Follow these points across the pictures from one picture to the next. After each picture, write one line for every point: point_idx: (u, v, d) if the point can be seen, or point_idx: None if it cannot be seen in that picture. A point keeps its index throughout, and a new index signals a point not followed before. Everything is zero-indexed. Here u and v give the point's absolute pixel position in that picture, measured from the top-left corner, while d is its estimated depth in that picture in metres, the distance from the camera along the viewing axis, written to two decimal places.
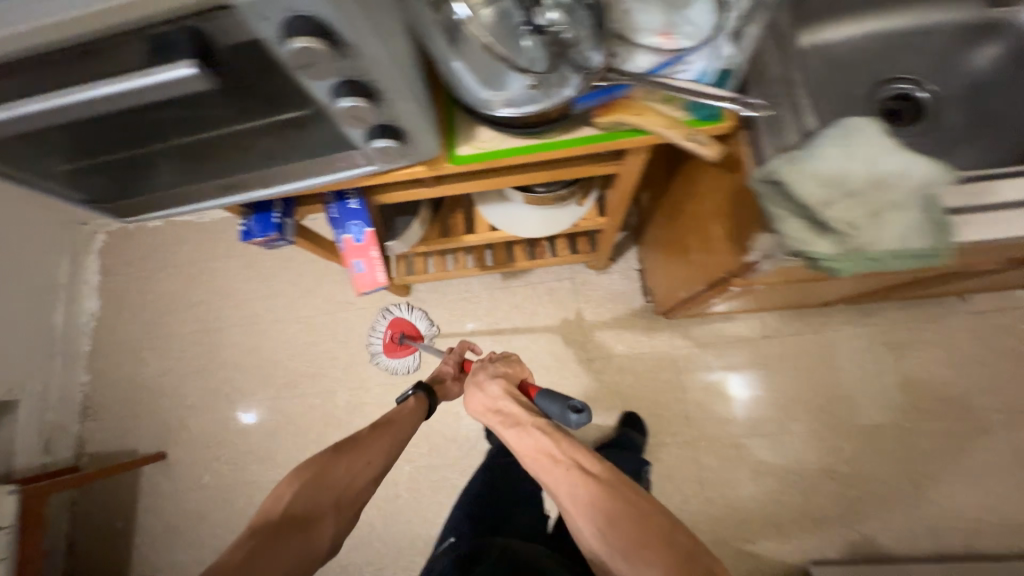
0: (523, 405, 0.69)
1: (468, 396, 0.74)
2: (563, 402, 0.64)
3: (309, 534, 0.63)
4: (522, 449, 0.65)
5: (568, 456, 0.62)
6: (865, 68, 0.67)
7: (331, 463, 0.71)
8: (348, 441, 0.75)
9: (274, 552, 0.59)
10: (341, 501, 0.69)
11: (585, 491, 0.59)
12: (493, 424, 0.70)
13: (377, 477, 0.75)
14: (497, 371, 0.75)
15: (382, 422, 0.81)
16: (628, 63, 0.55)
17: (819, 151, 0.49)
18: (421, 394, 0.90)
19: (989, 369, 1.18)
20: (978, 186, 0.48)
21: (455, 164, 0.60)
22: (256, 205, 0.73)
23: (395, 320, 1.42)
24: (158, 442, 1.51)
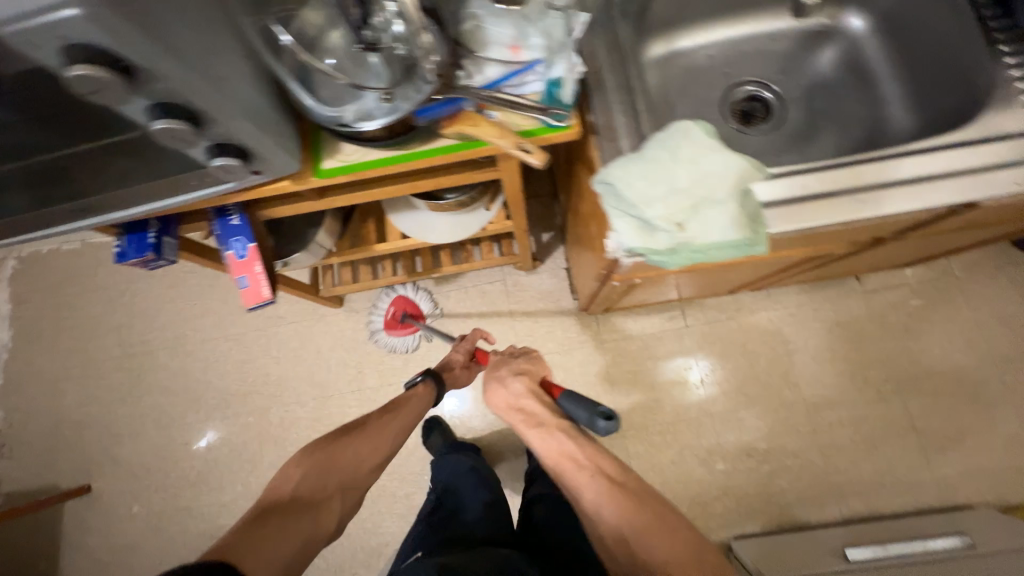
0: (546, 406, 0.71)
1: (489, 390, 0.76)
2: (590, 409, 0.68)
3: (316, 517, 0.62)
4: (544, 449, 0.67)
5: (592, 462, 0.64)
6: (719, 73, 0.73)
7: (340, 449, 0.70)
8: (358, 426, 0.75)
9: (281, 530, 0.58)
10: (345, 485, 0.67)
11: (607, 494, 0.60)
12: (514, 421, 0.72)
13: (379, 466, 0.73)
14: (519, 367, 0.77)
15: (394, 411, 0.80)
16: (477, 75, 0.56)
17: (648, 152, 0.53)
18: (429, 380, 0.88)
19: (883, 344, 1.27)
20: (783, 181, 0.53)
21: (319, 178, 0.59)
22: (130, 224, 0.68)
23: (398, 297, 1.38)
24: (83, 475, 1.44)
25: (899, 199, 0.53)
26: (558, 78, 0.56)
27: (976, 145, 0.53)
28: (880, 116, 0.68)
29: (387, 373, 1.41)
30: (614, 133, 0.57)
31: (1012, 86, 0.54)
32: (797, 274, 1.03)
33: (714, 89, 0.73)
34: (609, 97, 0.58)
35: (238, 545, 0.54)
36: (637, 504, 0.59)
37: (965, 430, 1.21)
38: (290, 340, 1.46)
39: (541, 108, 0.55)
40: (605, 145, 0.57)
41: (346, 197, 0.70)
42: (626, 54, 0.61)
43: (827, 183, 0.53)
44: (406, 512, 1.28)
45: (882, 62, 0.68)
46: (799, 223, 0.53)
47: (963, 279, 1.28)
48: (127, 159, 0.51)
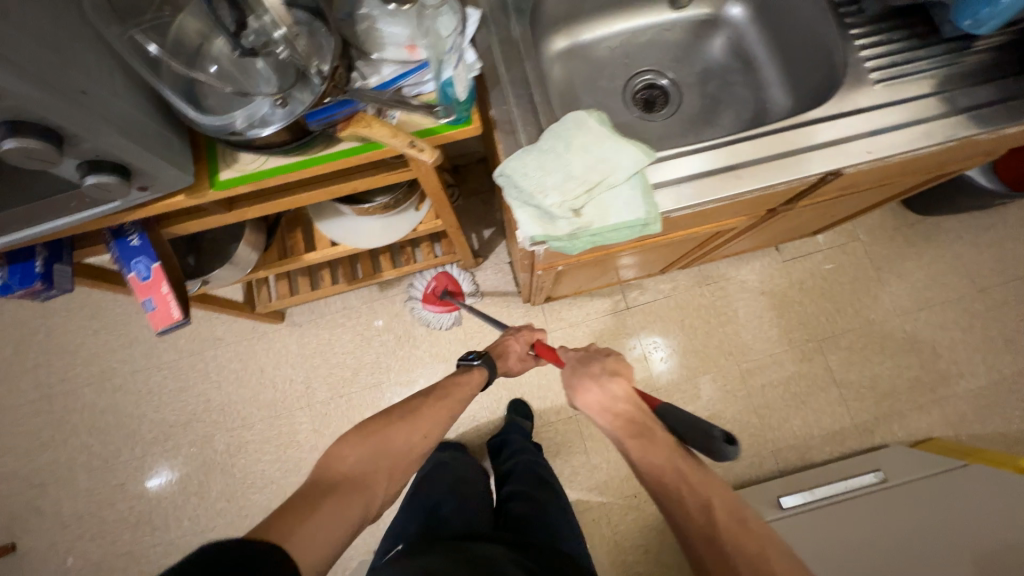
0: (645, 413, 0.65)
1: (580, 387, 0.69)
2: (705, 427, 0.59)
3: (364, 501, 0.59)
4: (645, 462, 0.59)
5: (705, 491, 0.56)
6: (619, 64, 0.76)
7: (389, 435, 0.66)
8: (410, 410, 0.70)
9: (329, 512, 0.55)
10: (396, 466, 0.65)
11: (721, 523, 0.53)
12: (606, 426, 0.66)
13: (428, 450, 0.70)
14: (611, 367, 0.71)
15: (447, 394, 0.76)
16: (373, 78, 0.56)
17: (545, 142, 0.55)
18: (484, 365, 0.83)
19: (804, 307, 1.38)
20: (671, 163, 0.57)
21: (218, 189, 0.57)
22: (12, 254, 0.63)
23: (442, 273, 1.31)
24: (4, 533, 1.32)
25: (779, 171, 0.58)
26: (450, 77, 0.55)
27: (838, 119, 0.59)
28: (762, 99, 0.74)
29: (337, 385, 1.38)
30: (513, 127, 0.58)
31: (863, 64, 0.60)
32: (718, 248, 1.10)
33: (615, 80, 0.76)
34: (506, 93, 0.59)
35: (292, 529, 0.52)
36: (753, 538, 0.52)
37: (879, 378, 1.33)
38: (230, 362, 1.39)
39: (427, 107, 0.55)
40: (506, 139, 0.58)
41: (258, 209, 0.69)
42: (522, 49, 0.62)
43: (713, 163, 0.57)
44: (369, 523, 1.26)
45: (761, 49, 0.74)
46: (691, 200, 0.56)
47: (866, 241, 1.41)
48: None
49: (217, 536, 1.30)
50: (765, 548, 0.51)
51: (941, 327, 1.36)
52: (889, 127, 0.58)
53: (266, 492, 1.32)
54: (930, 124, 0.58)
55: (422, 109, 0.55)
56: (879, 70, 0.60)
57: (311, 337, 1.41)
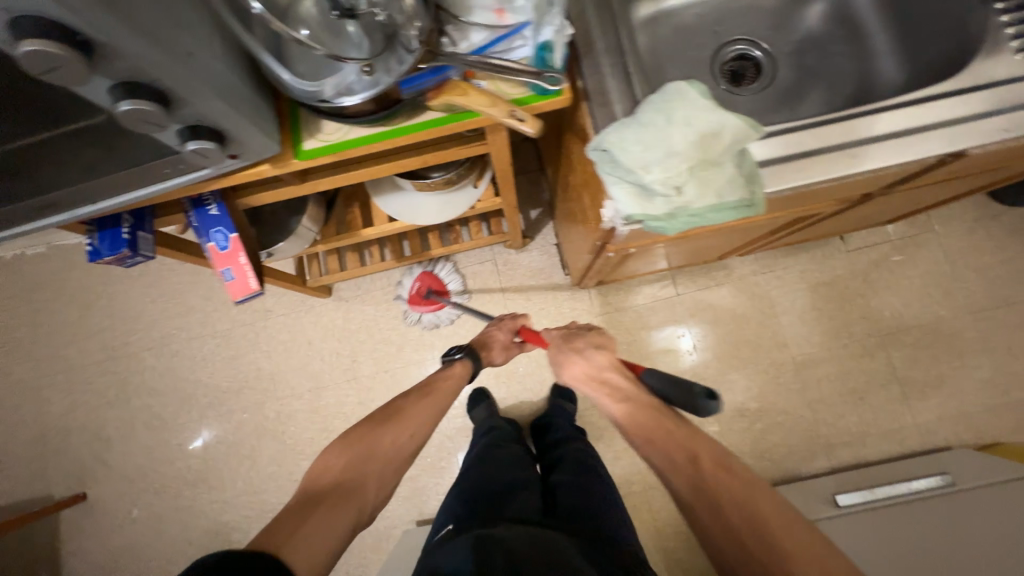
0: (629, 379, 0.65)
1: (566, 363, 0.71)
2: (683, 384, 0.59)
3: (358, 503, 0.62)
4: (629, 421, 0.60)
5: (689, 443, 0.56)
6: (708, 32, 0.71)
7: (376, 436, 0.68)
8: (394, 411, 0.72)
9: (324, 517, 0.57)
10: (385, 469, 0.66)
11: (707, 473, 0.53)
12: (594, 395, 0.66)
13: (416, 452, 0.72)
14: (595, 341, 0.71)
15: (431, 392, 0.77)
16: (462, 43, 0.54)
17: (642, 115, 0.51)
18: (467, 359, 0.86)
19: (867, 301, 1.31)
20: (779, 139, 0.53)
21: (302, 160, 0.56)
22: (100, 219, 0.64)
23: (424, 273, 1.35)
24: (76, 483, 1.41)
25: (894, 151, 0.53)
26: (548, 41, 0.53)
27: (966, 94, 0.53)
28: (869, 72, 0.67)
29: (381, 360, 1.40)
30: (607, 97, 0.55)
31: (1002, 30, 0.54)
32: (787, 235, 1.05)
33: (704, 50, 0.71)
34: (600, 60, 0.56)
35: (282, 533, 0.53)
36: (741, 485, 0.52)
37: (944, 378, 1.26)
38: (280, 333, 1.43)
39: (534, 71, 0.52)
40: (599, 111, 0.55)
41: (331, 181, 0.67)
42: (616, 12, 0.58)
43: (818, 140, 0.53)
44: (411, 494, 1.29)
45: (872, 16, 0.68)
46: (796, 181, 0.52)
47: (941, 232, 1.32)
48: (91, 149, 0.48)
49: (268, 497, 1.36)
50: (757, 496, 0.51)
51: (1018, 327, 1.27)
52: None
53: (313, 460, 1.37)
54: None
55: (534, 76, 0.52)
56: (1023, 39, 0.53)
57: (357, 312, 1.42)
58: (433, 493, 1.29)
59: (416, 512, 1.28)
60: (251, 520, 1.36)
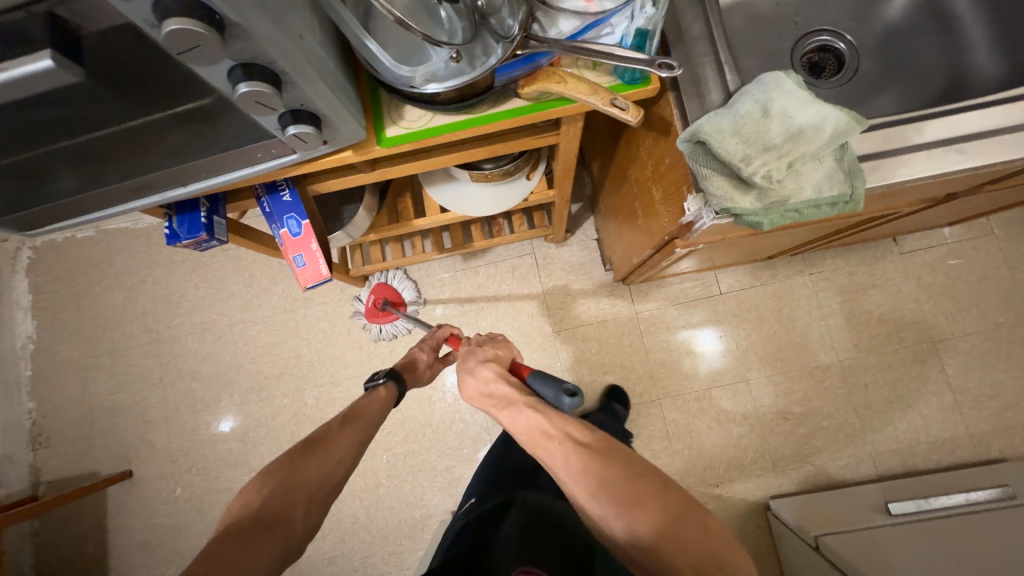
0: (515, 385, 0.63)
1: (461, 382, 0.68)
2: (555, 384, 0.60)
3: (281, 539, 0.57)
4: (515, 428, 0.60)
5: (562, 434, 0.56)
6: (788, 22, 0.69)
7: (301, 464, 0.63)
8: (317, 439, 0.68)
9: (242, 559, 0.53)
10: (312, 501, 0.61)
11: (579, 460, 0.54)
12: (486, 409, 0.64)
13: (346, 477, 0.67)
14: (486, 355, 0.69)
15: (356, 415, 0.73)
16: (551, 30, 0.53)
17: (740, 107, 0.50)
18: (391, 381, 0.81)
19: (919, 305, 1.27)
20: (878, 134, 0.51)
21: (385, 147, 0.56)
22: (179, 203, 0.66)
23: (379, 285, 1.39)
24: (121, 461, 1.46)
25: (998, 148, 0.50)
26: (644, 29, 0.52)
27: None
28: (961, 64, 0.64)
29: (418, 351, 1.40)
30: (701, 88, 0.53)
31: None
32: (843, 235, 1.02)
33: (784, 41, 0.68)
34: (692, 49, 0.54)
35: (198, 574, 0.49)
36: (615, 467, 0.53)
37: (999, 387, 1.22)
38: (319, 321, 1.45)
39: (649, 61, 0.48)
40: (690, 101, 0.54)
41: (402, 168, 0.67)
42: None
43: (912, 135, 0.51)
44: (447, 485, 1.30)
45: (966, 6, 0.64)
46: (892, 178, 0.51)
47: (1000, 236, 1.27)
48: (182, 132, 0.48)
49: None
50: (626, 473, 0.53)
51: None
52: None
53: None
54: None
55: (648, 66, 0.49)
56: None
57: None
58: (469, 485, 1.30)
59: (452, 503, 1.30)
60: None
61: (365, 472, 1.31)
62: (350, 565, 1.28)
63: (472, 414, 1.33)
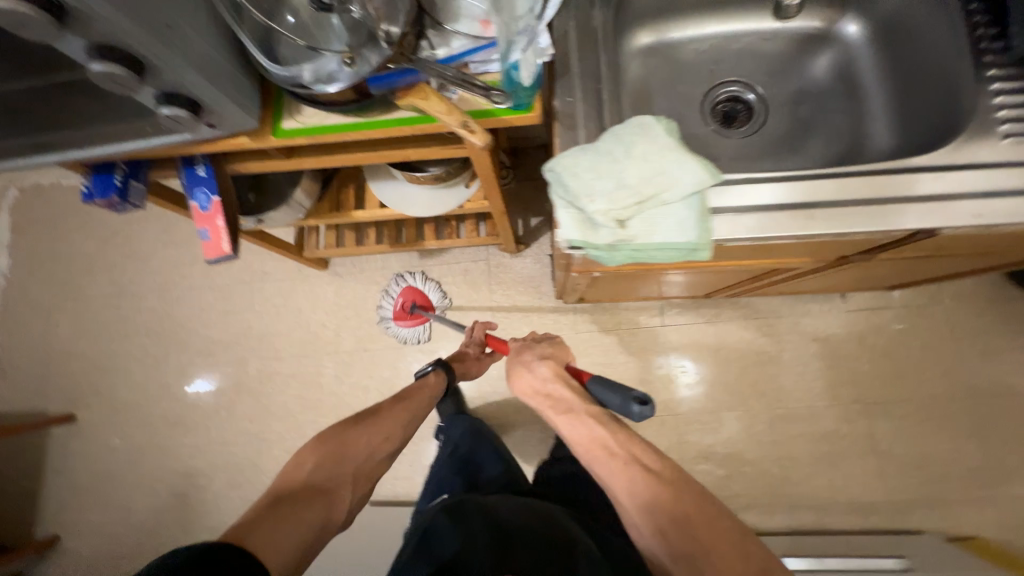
0: (575, 391, 0.64)
1: (514, 372, 0.70)
2: (624, 394, 0.60)
3: (326, 506, 0.61)
4: (575, 439, 0.60)
5: (627, 455, 0.57)
6: (704, 69, 0.70)
7: (349, 437, 0.69)
8: (366, 416, 0.73)
9: (287, 524, 0.56)
10: (357, 473, 0.66)
11: (648, 483, 0.55)
12: (539, 408, 0.65)
13: (392, 454, 0.73)
14: (544, 352, 0.70)
15: (405, 399, 0.80)
16: (442, 49, 0.55)
17: (604, 144, 0.52)
18: (439, 370, 0.90)
19: (858, 365, 1.26)
20: (735, 189, 0.52)
21: (279, 138, 0.59)
22: (98, 165, 0.69)
23: (406, 288, 1.39)
24: (69, 404, 1.50)
25: (865, 219, 0.51)
26: (516, 62, 0.52)
27: (931, 171, 0.51)
28: (860, 132, 0.65)
29: (363, 339, 1.43)
30: (574, 122, 0.56)
31: (994, 114, 0.52)
32: (773, 286, 1.02)
33: (696, 87, 0.70)
34: (572, 84, 0.57)
35: (259, 527, 0.54)
36: (679, 495, 0.54)
37: (926, 457, 1.20)
38: (273, 297, 1.48)
39: (485, 90, 0.53)
40: (563, 133, 0.56)
41: (314, 159, 0.70)
42: (600, 40, 0.58)
43: (861, 190, 0.52)
44: None
45: (873, 76, 0.65)
46: (752, 232, 0.52)
47: (950, 307, 1.26)
48: (75, 101, 0.52)
49: (237, 451, 1.42)
50: (690, 503, 0.54)
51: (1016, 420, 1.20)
52: (1008, 192, 0.50)
53: (284, 423, 1.42)
54: None
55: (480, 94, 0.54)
56: (1013, 122, 0.51)
57: (348, 289, 1.46)
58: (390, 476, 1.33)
59: None
60: (220, 469, 1.42)
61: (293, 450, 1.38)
62: None
63: None
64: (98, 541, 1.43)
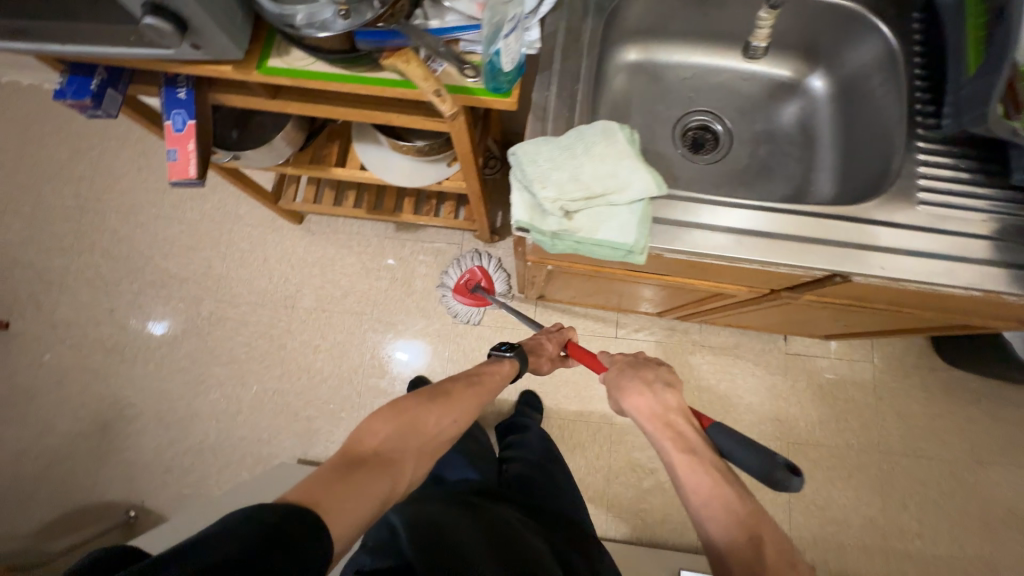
0: (699, 432, 0.63)
1: (630, 390, 0.68)
2: (769, 458, 0.57)
3: (390, 480, 0.58)
4: (692, 482, 0.57)
5: (752, 523, 0.53)
6: (683, 94, 0.75)
7: (423, 413, 0.65)
8: (440, 393, 0.69)
9: (355, 495, 0.53)
10: (423, 450, 0.63)
11: (769, 560, 0.52)
12: (654, 434, 0.63)
13: (457, 437, 0.69)
14: (667, 379, 0.69)
15: (479, 383, 0.75)
16: (435, 23, 0.57)
17: (567, 139, 0.55)
18: (515, 360, 0.85)
19: (787, 405, 1.34)
20: (678, 205, 0.57)
21: (261, 73, 0.60)
22: (76, 65, 0.69)
23: (478, 268, 1.34)
24: (4, 311, 1.45)
25: (789, 253, 0.57)
26: (498, 48, 0.54)
27: (850, 221, 0.57)
28: (807, 179, 0.71)
29: (324, 300, 1.43)
30: (545, 114, 0.59)
31: (915, 180, 0.58)
32: (718, 315, 1.08)
33: (672, 109, 0.75)
34: (551, 79, 0.60)
35: (330, 491, 0.52)
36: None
37: (832, 502, 1.28)
38: (240, 242, 1.47)
39: (457, 60, 0.57)
40: (534, 122, 0.59)
41: (298, 105, 0.71)
42: (586, 44, 0.62)
43: (801, 229, 0.57)
44: (303, 431, 1.35)
45: (827, 131, 0.71)
46: (685, 245, 0.56)
47: (878, 367, 1.35)
48: None
49: (173, 389, 1.40)
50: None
51: (916, 481, 1.29)
52: (914, 252, 0.56)
53: (227, 368, 1.40)
54: (957, 264, 0.55)
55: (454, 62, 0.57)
56: (928, 191, 0.57)
57: (318, 247, 1.46)
58: (324, 437, 1.35)
59: (301, 451, 1.34)
60: (151, 403, 1.39)
61: (231, 397, 1.38)
62: (185, 477, 1.34)
63: (350, 375, 1.39)
64: (7, 455, 1.37)
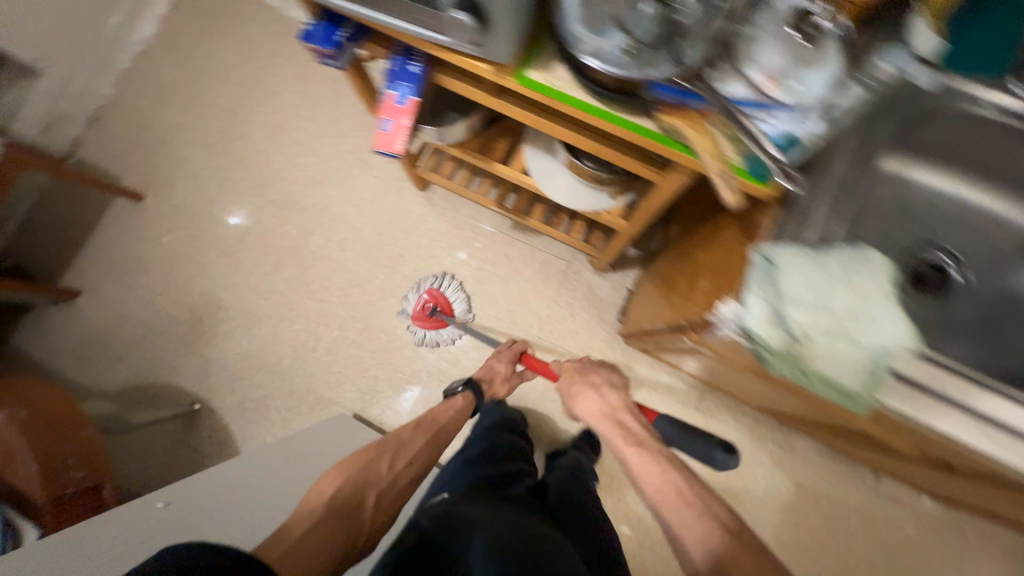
0: (640, 423, 0.72)
1: (578, 395, 0.79)
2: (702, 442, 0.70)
3: (353, 524, 0.68)
4: (639, 467, 0.63)
5: (697, 500, 0.57)
6: (929, 226, 0.69)
7: (376, 459, 0.76)
8: (392, 441, 0.80)
9: (313, 535, 0.63)
10: (381, 494, 0.73)
11: (719, 538, 0.53)
12: (606, 430, 0.72)
13: (415, 476, 0.80)
14: (612, 380, 0.81)
15: (433, 426, 0.87)
16: (722, 84, 0.52)
17: (827, 259, 0.50)
18: (468, 390, 0.98)
19: (854, 544, 1.24)
20: (923, 369, 0.51)
21: (517, 82, 0.58)
22: (329, 13, 0.69)
23: (434, 290, 1.39)
24: (142, 184, 1.55)
25: None
26: (796, 136, 0.52)
27: None
28: None
29: (422, 271, 1.44)
30: (804, 221, 0.55)
31: None
32: (831, 437, 1.00)
33: (913, 237, 0.68)
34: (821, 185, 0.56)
35: (294, 539, 0.62)
36: (750, 551, 0.51)
37: None
38: (363, 190, 1.49)
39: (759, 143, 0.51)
40: (789, 224, 0.55)
41: (519, 111, 0.69)
42: None
43: None
44: (365, 388, 1.39)
45: None
46: (919, 414, 0.50)
47: (969, 541, 1.23)
48: None
49: (263, 307, 1.46)
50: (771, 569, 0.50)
51: None
52: None
53: (316, 305, 1.45)
54: None
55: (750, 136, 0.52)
56: None
57: (433, 219, 1.46)
58: (383, 401, 1.38)
59: (359, 407, 1.38)
60: (240, 313, 1.46)
61: (313, 333, 1.43)
62: (250, 391, 1.41)
63: (424, 351, 1.40)
64: (108, 315, 1.48)
